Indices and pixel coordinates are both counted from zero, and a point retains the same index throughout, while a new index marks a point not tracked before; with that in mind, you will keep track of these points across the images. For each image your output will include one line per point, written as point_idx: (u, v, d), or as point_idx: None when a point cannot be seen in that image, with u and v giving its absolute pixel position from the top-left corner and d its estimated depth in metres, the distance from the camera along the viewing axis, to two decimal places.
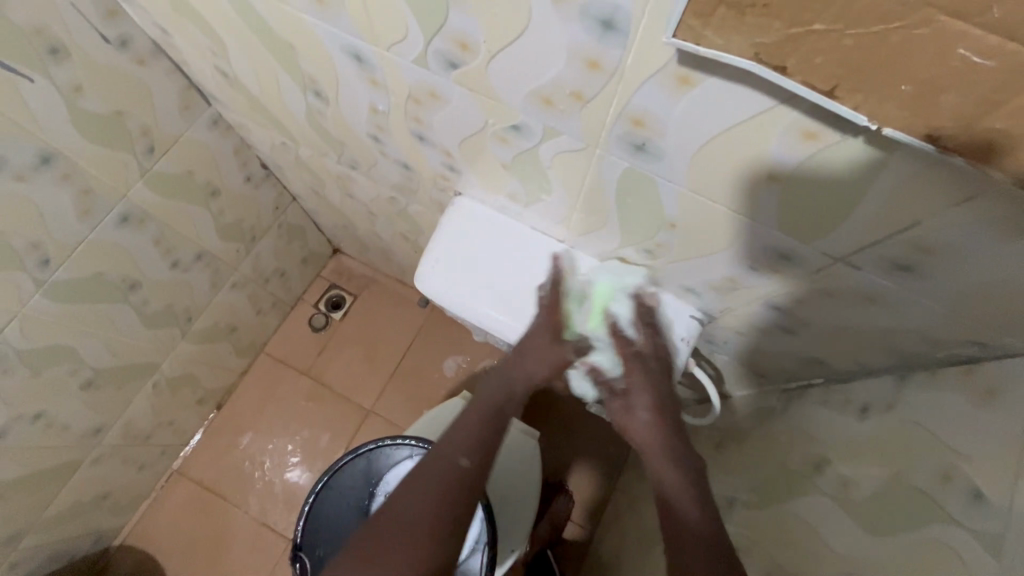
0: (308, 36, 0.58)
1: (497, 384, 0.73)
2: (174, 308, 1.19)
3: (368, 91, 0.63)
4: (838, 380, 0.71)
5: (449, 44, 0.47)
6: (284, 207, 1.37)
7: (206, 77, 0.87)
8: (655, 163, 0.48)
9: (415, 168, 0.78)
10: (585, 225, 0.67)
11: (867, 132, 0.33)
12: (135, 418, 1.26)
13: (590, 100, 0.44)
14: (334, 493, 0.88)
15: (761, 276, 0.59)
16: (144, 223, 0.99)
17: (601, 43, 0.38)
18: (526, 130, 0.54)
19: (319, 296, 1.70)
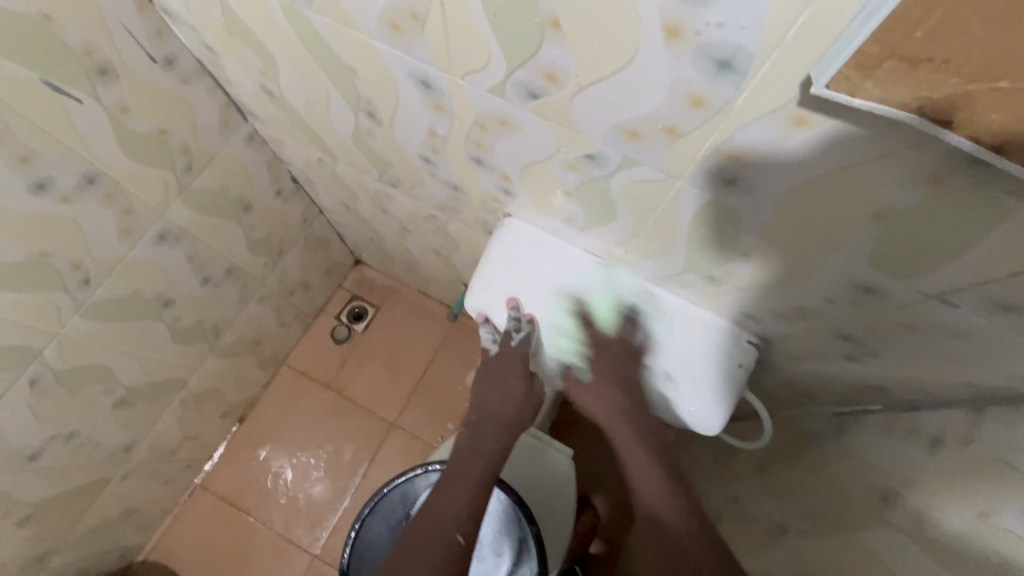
0: (374, 62, 0.57)
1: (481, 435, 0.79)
2: (204, 324, 1.18)
3: (429, 115, 0.62)
4: (900, 408, 0.69)
5: (534, 75, 0.46)
6: (311, 219, 1.36)
7: (248, 95, 0.86)
8: (743, 195, 0.47)
9: (465, 189, 0.77)
10: (646, 251, 0.66)
11: (1013, 179, 0.32)
12: (162, 434, 1.25)
13: (684, 134, 0.43)
14: (378, 517, 0.86)
15: (836, 306, 0.57)
16: (180, 240, 0.98)
17: (712, 82, 0.37)
18: (601, 159, 0.52)
19: (342, 307, 1.69)
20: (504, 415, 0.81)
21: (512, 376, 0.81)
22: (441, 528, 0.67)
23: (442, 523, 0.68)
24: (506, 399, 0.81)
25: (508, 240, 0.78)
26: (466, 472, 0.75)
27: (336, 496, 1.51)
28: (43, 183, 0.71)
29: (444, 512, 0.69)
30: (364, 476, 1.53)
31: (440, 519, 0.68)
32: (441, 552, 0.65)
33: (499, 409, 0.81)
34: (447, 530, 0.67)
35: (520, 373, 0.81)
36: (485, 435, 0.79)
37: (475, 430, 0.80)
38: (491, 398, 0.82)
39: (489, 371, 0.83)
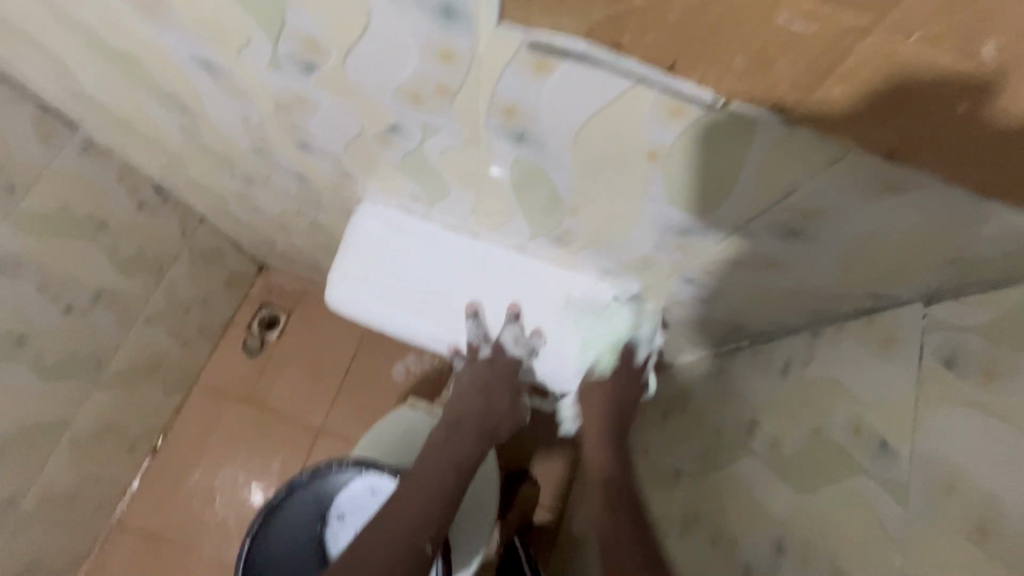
0: (152, 49, 0.52)
1: (461, 438, 0.75)
2: (77, 355, 1.09)
3: (233, 102, 0.57)
4: (761, 341, 0.72)
5: (296, 45, 0.42)
6: (192, 229, 1.28)
7: (60, 101, 0.78)
8: (539, 148, 0.45)
9: (311, 178, 0.73)
10: (492, 219, 0.65)
11: (721, 108, 0.32)
12: (54, 479, 1.16)
13: (456, 93, 0.41)
14: (278, 527, 0.83)
15: (669, 251, 0.58)
16: (20, 270, 0.90)
17: (448, 34, 0.35)
18: (403, 130, 0.50)
19: (251, 318, 1.61)
20: (484, 424, 0.78)
21: (501, 390, 0.79)
22: (408, 533, 0.64)
23: (406, 528, 0.64)
24: (489, 411, 0.78)
25: (359, 224, 0.75)
26: (435, 474, 0.70)
27: None
28: None
29: (411, 510, 0.65)
30: None
31: (404, 520, 0.64)
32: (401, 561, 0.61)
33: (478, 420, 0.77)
34: (416, 537, 0.64)
35: (511, 387, 0.79)
36: (462, 440, 0.75)
37: (450, 431, 0.76)
38: (473, 403, 0.78)
39: (479, 379, 0.78)
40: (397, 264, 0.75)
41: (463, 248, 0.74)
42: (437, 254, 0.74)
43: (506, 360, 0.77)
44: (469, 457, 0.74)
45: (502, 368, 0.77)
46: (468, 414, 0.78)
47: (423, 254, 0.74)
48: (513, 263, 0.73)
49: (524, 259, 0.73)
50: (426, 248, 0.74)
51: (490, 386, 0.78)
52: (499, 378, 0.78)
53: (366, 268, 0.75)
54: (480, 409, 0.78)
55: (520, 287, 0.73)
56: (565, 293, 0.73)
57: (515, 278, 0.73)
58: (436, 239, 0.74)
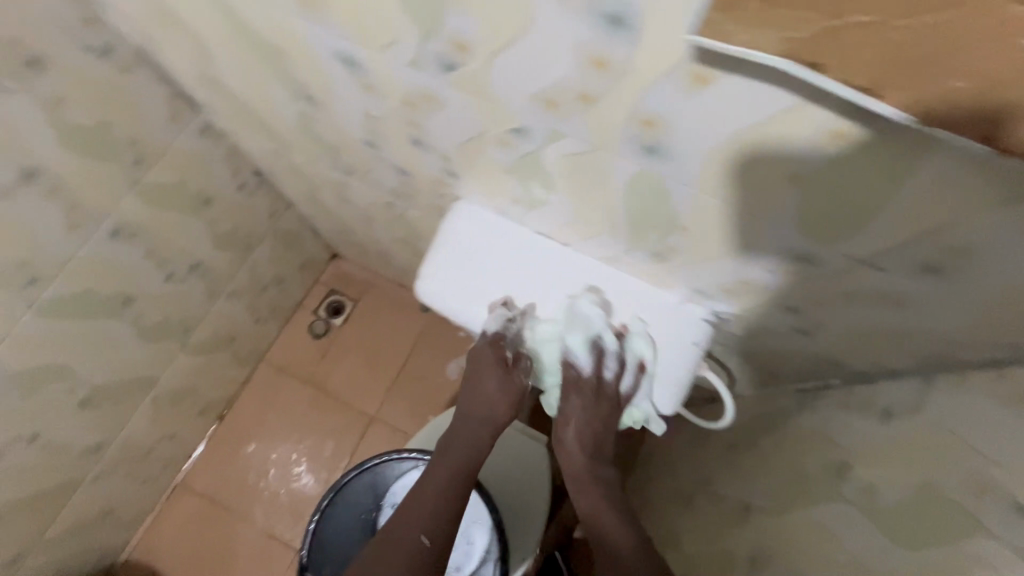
0: (296, 41, 0.55)
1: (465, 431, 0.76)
2: (170, 321, 1.17)
3: (360, 96, 0.60)
4: (857, 381, 0.69)
5: (446, 46, 0.44)
6: (280, 213, 1.35)
7: (193, 85, 0.85)
8: (667, 162, 0.45)
9: (413, 173, 0.76)
10: (590, 228, 0.65)
11: (895, 129, 0.31)
12: (135, 434, 1.24)
13: (597, 100, 0.42)
14: (341, 506, 0.86)
15: (778, 276, 0.56)
16: (135, 237, 0.97)
17: (609, 43, 0.35)
18: (529, 133, 0.51)
19: (319, 302, 1.68)
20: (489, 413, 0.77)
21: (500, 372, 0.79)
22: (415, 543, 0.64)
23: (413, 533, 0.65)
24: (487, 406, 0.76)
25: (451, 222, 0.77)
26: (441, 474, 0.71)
27: (318, 490, 1.51)
28: None
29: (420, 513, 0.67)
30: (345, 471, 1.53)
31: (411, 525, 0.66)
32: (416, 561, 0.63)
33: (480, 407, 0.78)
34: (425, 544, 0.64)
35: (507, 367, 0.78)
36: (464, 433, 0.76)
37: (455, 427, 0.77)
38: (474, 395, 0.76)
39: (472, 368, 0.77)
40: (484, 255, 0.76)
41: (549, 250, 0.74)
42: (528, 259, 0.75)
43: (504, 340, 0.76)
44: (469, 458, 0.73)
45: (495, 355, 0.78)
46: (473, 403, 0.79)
47: (511, 250, 0.75)
48: (601, 273, 0.73)
49: (612, 271, 0.73)
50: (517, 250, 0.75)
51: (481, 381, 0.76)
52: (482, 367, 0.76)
53: (454, 252, 0.77)
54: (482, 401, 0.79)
55: (606, 298, 0.73)
56: (648, 305, 0.72)
57: (598, 283, 0.73)
58: (525, 240, 0.75)
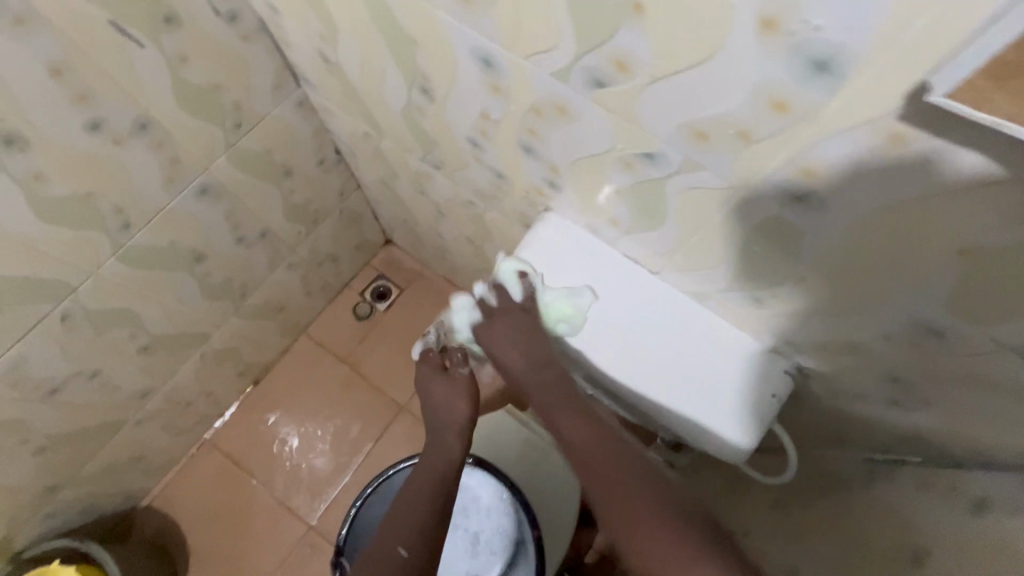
0: (437, 34, 0.55)
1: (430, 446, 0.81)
2: (232, 282, 1.20)
3: (485, 96, 0.60)
4: (943, 463, 0.63)
5: (604, 63, 0.43)
6: (349, 193, 1.36)
7: (304, 60, 0.86)
8: (813, 214, 0.44)
9: (509, 178, 0.75)
10: (690, 262, 0.64)
11: None
12: (179, 386, 1.27)
13: (758, 142, 0.40)
14: (379, 497, 0.86)
15: (893, 346, 0.53)
16: (220, 197, 0.99)
17: (801, 87, 0.34)
18: (661, 160, 0.50)
19: (366, 285, 1.70)
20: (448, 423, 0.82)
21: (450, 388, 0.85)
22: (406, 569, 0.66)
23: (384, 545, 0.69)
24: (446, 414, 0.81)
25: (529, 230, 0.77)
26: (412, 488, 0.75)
27: (339, 470, 1.52)
28: (97, 124, 0.72)
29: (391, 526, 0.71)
30: (368, 455, 1.54)
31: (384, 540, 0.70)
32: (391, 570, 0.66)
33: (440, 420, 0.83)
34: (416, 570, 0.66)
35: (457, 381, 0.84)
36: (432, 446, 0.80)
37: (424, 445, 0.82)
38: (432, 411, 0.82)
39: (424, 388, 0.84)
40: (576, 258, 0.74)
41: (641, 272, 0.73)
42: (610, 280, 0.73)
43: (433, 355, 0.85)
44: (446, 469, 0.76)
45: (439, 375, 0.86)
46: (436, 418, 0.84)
47: (603, 261, 0.73)
48: (686, 305, 0.71)
49: (698, 306, 0.71)
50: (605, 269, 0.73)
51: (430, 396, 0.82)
52: (426, 383, 0.83)
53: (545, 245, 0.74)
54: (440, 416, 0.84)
55: (688, 330, 0.71)
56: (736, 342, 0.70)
57: (688, 312, 0.71)
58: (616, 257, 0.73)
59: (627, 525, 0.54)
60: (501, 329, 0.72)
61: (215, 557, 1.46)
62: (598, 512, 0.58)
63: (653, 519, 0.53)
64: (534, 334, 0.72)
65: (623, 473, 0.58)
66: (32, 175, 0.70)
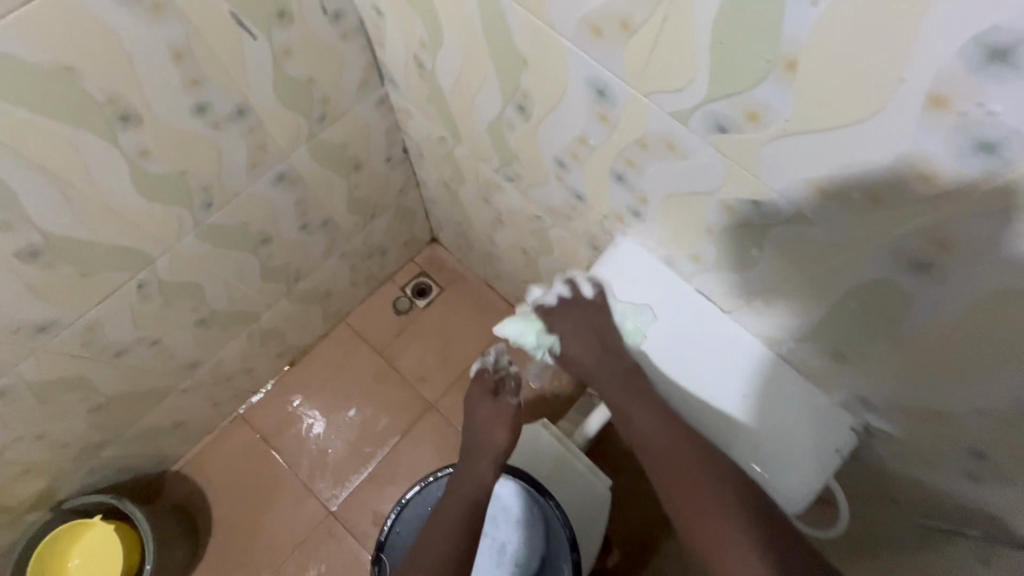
0: (553, 58, 0.56)
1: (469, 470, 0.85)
2: (289, 266, 1.22)
3: (587, 122, 0.60)
4: (1005, 542, 0.61)
5: (734, 110, 0.44)
6: (408, 190, 1.38)
7: (396, 62, 0.88)
8: (928, 283, 0.44)
9: (589, 200, 0.76)
10: (769, 307, 0.63)
11: None
12: (225, 360, 1.30)
13: (888, 206, 0.40)
14: (417, 501, 0.87)
15: (986, 421, 0.52)
16: (294, 184, 1.02)
17: (958, 162, 0.34)
18: (769, 208, 0.50)
19: (408, 280, 1.72)
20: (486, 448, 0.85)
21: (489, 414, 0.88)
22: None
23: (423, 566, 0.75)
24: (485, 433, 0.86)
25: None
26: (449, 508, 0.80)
27: (364, 460, 1.54)
28: (203, 107, 0.75)
29: (430, 552, 0.76)
30: (392, 449, 1.55)
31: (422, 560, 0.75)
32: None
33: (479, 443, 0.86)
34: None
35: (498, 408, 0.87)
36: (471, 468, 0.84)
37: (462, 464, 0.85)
38: (474, 428, 0.87)
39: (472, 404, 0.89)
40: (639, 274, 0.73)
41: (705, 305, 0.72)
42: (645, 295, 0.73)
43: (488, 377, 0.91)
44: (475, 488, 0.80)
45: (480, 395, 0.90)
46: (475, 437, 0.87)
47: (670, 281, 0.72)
48: (753, 346, 0.71)
49: (768, 351, 0.70)
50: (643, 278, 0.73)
51: (475, 413, 0.88)
52: (474, 401, 0.89)
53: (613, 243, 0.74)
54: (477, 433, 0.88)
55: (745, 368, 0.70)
56: (800, 388, 0.70)
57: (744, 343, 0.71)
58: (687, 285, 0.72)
59: (702, 534, 0.58)
60: (565, 334, 0.73)
61: (235, 529, 1.49)
62: (679, 519, 0.61)
63: (722, 523, 0.57)
64: (606, 334, 0.72)
65: (693, 478, 0.61)
66: (137, 150, 0.73)
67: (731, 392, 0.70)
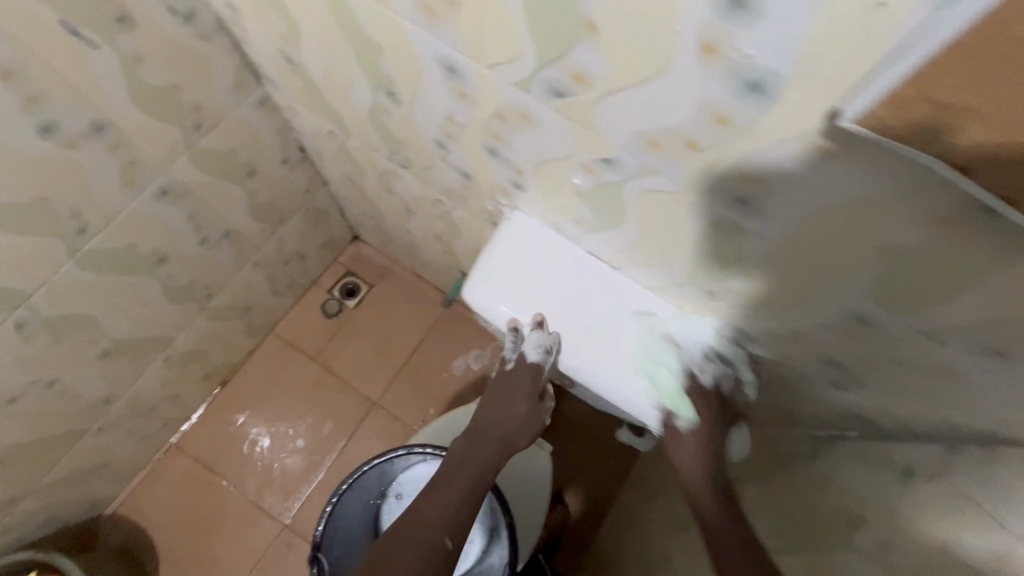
0: (403, 41, 0.57)
1: (484, 443, 0.85)
2: (197, 284, 1.18)
3: (449, 101, 0.62)
4: (876, 436, 0.71)
5: (563, 74, 0.46)
6: (315, 190, 1.35)
7: (265, 58, 0.85)
8: (754, 216, 0.48)
9: (475, 177, 0.77)
10: (646, 259, 0.67)
11: (998, 228, 0.33)
12: (144, 390, 1.24)
13: (704, 150, 0.44)
14: (352, 495, 0.87)
15: (831, 332, 0.58)
16: (182, 198, 0.98)
17: (739, 103, 0.37)
18: (618, 164, 0.53)
19: (335, 282, 1.68)
20: (503, 435, 0.86)
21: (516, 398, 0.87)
22: (427, 527, 0.71)
23: (433, 523, 0.72)
24: (504, 421, 0.87)
25: (476, 287, 0.79)
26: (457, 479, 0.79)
27: (314, 468, 1.52)
28: (50, 126, 0.71)
29: (434, 512, 0.73)
30: (341, 452, 1.54)
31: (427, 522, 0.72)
32: (428, 554, 0.69)
33: (497, 428, 0.86)
34: (436, 529, 0.71)
35: (527, 396, 0.87)
36: (483, 449, 0.84)
37: (470, 440, 0.85)
38: (494, 412, 0.88)
39: (494, 390, 0.89)
40: (538, 262, 0.77)
41: (603, 280, 0.76)
42: (655, 335, 0.75)
43: (522, 367, 0.85)
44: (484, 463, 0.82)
45: (518, 377, 0.87)
46: (487, 422, 0.87)
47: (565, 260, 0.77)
48: (647, 303, 0.75)
49: (663, 302, 0.74)
50: (548, 256, 0.77)
51: (506, 402, 0.87)
52: (508, 394, 0.87)
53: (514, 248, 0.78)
54: (490, 415, 0.87)
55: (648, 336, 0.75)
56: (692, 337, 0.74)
57: (644, 319, 0.75)
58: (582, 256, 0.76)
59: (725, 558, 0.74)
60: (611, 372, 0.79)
61: (186, 561, 1.44)
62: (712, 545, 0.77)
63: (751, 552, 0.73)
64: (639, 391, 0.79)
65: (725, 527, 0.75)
66: None
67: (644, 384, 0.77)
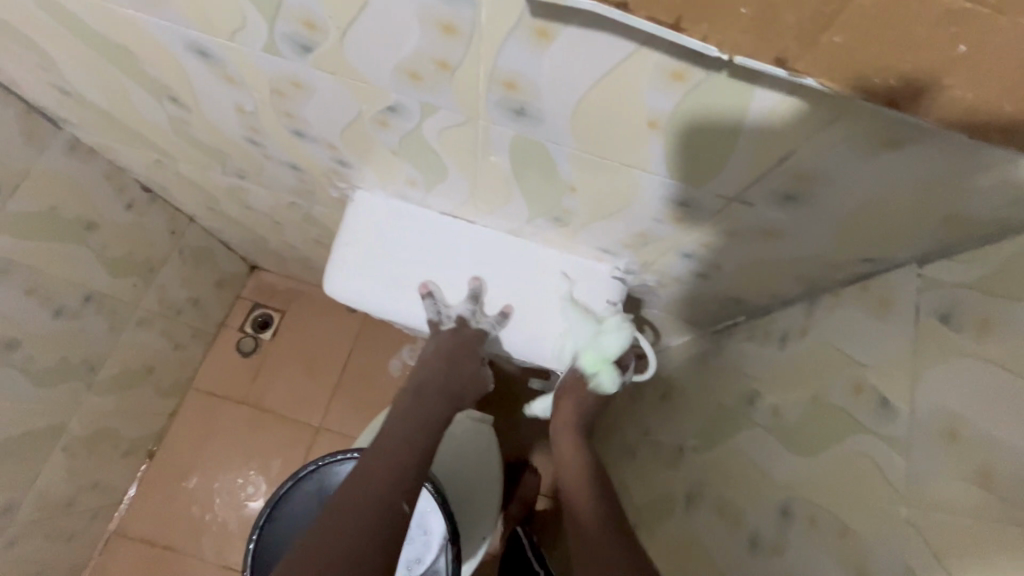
0: (139, 33, 0.51)
1: (431, 394, 0.74)
2: (70, 360, 1.08)
3: (227, 90, 0.57)
4: (757, 314, 0.73)
5: (293, 25, 0.42)
6: (182, 229, 1.26)
7: (44, 97, 0.77)
8: (540, 126, 0.46)
9: (305, 167, 0.73)
10: (490, 203, 0.65)
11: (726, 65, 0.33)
12: (51, 487, 1.14)
13: (456, 68, 0.41)
14: (279, 524, 0.80)
15: (671, 224, 0.58)
16: (9, 273, 0.88)
17: (449, 5, 0.35)
18: (402, 110, 0.50)
19: (243, 319, 1.60)
20: (450, 389, 0.75)
21: (465, 357, 0.77)
22: (381, 492, 0.56)
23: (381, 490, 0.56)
24: (451, 379, 0.76)
25: (338, 277, 0.74)
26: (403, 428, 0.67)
27: None
28: None
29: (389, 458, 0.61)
30: None
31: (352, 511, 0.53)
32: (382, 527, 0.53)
33: (437, 379, 0.75)
34: (390, 498, 0.56)
35: (474, 355, 0.77)
36: (427, 402, 0.72)
37: (416, 396, 0.73)
38: (438, 371, 0.77)
39: (443, 348, 0.77)
40: (395, 236, 0.74)
41: (465, 236, 0.74)
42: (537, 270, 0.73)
43: (473, 329, 0.75)
44: (434, 419, 0.70)
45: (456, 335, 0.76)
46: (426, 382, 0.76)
47: (422, 225, 0.74)
48: (514, 245, 0.74)
49: (527, 242, 0.73)
50: (405, 228, 0.74)
51: (454, 353, 0.77)
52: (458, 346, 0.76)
53: (369, 228, 0.74)
54: (429, 373, 0.76)
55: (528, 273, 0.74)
56: (569, 264, 0.73)
57: (517, 257, 0.74)
58: (438, 219, 0.74)
59: None
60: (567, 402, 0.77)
61: None
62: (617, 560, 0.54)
63: None
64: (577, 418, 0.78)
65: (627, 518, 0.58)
66: None
67: (547, 319, 0.73)
